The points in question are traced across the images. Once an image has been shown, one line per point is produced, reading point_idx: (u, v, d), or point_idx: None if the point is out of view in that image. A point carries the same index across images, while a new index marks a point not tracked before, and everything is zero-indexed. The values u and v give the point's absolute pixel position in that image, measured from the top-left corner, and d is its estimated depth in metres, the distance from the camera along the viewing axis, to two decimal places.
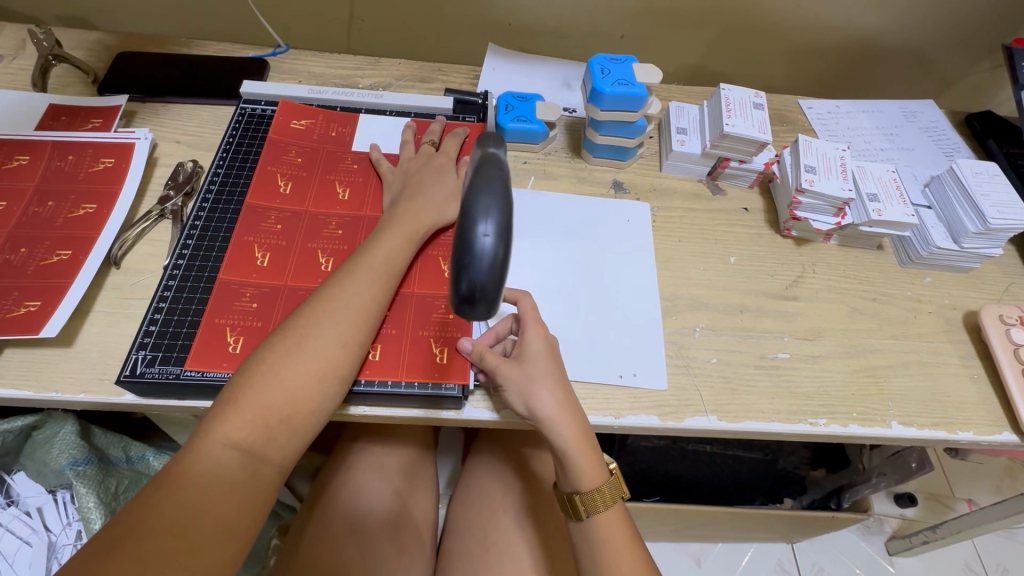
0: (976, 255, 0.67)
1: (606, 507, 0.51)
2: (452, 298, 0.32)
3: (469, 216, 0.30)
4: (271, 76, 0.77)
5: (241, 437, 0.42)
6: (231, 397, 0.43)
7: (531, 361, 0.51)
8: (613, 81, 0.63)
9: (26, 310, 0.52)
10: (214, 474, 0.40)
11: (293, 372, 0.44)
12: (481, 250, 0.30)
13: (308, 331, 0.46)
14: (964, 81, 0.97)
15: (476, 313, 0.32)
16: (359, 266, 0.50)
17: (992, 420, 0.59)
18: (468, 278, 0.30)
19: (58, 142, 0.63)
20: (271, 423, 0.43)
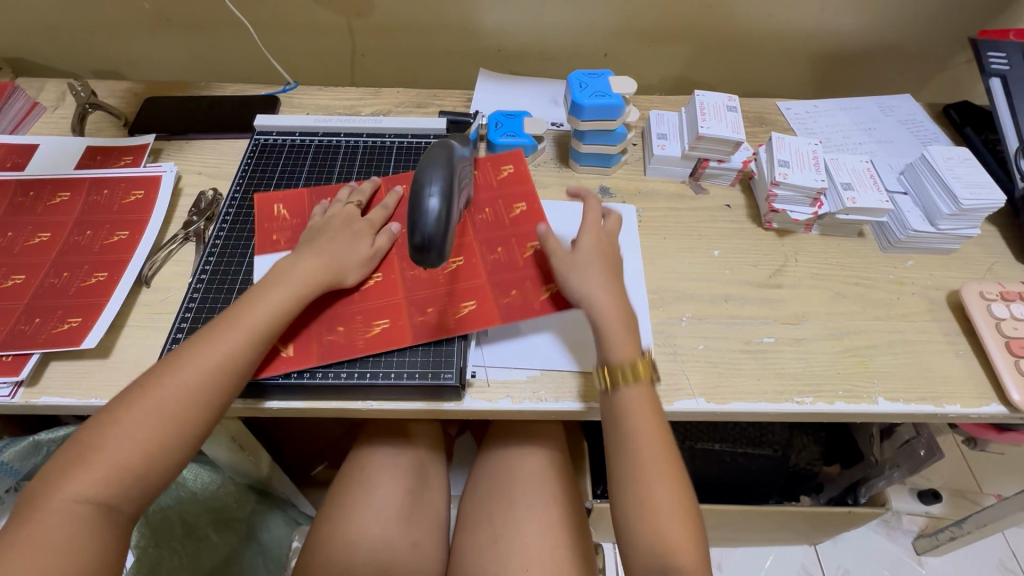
0: (954, 236, 0.69)
1: (633, 381, 0.53)
2: (410, 246, 0.46)
3: (419, 190, 0.47)
4: (282, 110, 0.84)
5: (92, 491, 0.43)
6: (81, 456, 0.45)
7: (583, 252, 0.59)
8: (590, 93, 0.69)
9: (69, 325, 0.58)
10: (84, 495, 0.43)
11: (128, 433, 0.45)
12: (428, 211, 0.46)
13: (161, 389, 0.47)
14: (943, 75, 1.00)
15: (429, 258, 0.46)
16: (246, 313, 0.52)
17: (979, 394, 0.60)
18: (421, 231, 0.45)
19: (95, 178, 0.70)
20: (127, 477, 0.45)
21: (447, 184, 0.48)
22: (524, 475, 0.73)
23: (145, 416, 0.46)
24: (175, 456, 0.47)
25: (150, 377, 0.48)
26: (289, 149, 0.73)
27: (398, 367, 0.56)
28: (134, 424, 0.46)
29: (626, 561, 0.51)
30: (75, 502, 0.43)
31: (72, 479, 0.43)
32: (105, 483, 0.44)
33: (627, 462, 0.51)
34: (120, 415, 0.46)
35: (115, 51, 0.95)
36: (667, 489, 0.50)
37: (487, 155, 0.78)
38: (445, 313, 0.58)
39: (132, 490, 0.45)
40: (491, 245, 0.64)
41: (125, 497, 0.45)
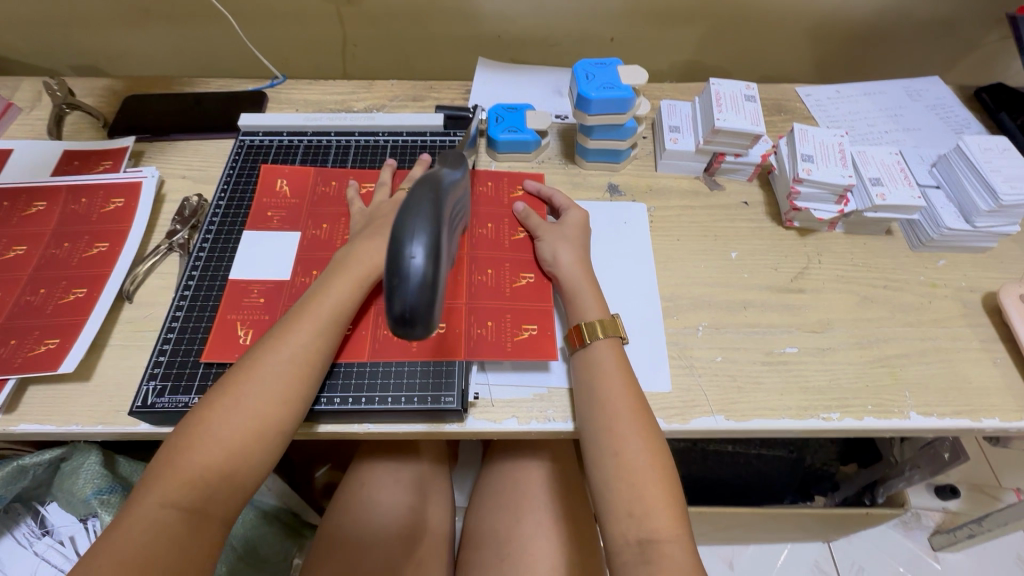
0: (991, 234, 0.64)
1: (605, 337, 0.53)
2: (389, 321, 0.33)
3: (399, 242, 0.32)
4: (270, 107, 0.79)
5: (179, 496, 0.41)
6: (169, 458, 0.42)
7: (566, 224, 0.62)
8: (598, 85, 0.64)
9: (46, 347, 0.54)
10: (170, 500, 0.40)
11: (222, 431, 0.43)
12: (410, 275, 0.32)
13: (248, 385, 0.45)
14: (973, 54, 0.94)
15: (416, 333, 0.34)
16: (307, 311, 0.50)
17: (1019, 406, 0.56)
18: (402, 303, 0.32)
19: (72, 186, 0.66)
20: (210, 480, 0.42)
21: (437, 229, 0.33)
22: (532, 491, 0.70)
23: (227, 416, 0.43)
24: (260, 457, 0.44)
25: (230, 376, 0.46)
26: (276, 150, 0.68)
27: (395, 390, 0.52)
28: (225, 423, 0.43)
29: (604, 531, 0.47)
30: (162, 507, 0.40)
31: (160, 483, 0.41)
32: (191, 487, 0.41)
33: (598, 415, 0.50)
34: (203, 416, 0.44)
35: (94, 46, 0.90)
36: (641, 445, 0.48)
37: (488, 153, 0.73)
38: (453, 327, 0.55)
39: (219, 494, 0.42)
40: (483, 266, 0.60)
41: (212, 502, 0.42)
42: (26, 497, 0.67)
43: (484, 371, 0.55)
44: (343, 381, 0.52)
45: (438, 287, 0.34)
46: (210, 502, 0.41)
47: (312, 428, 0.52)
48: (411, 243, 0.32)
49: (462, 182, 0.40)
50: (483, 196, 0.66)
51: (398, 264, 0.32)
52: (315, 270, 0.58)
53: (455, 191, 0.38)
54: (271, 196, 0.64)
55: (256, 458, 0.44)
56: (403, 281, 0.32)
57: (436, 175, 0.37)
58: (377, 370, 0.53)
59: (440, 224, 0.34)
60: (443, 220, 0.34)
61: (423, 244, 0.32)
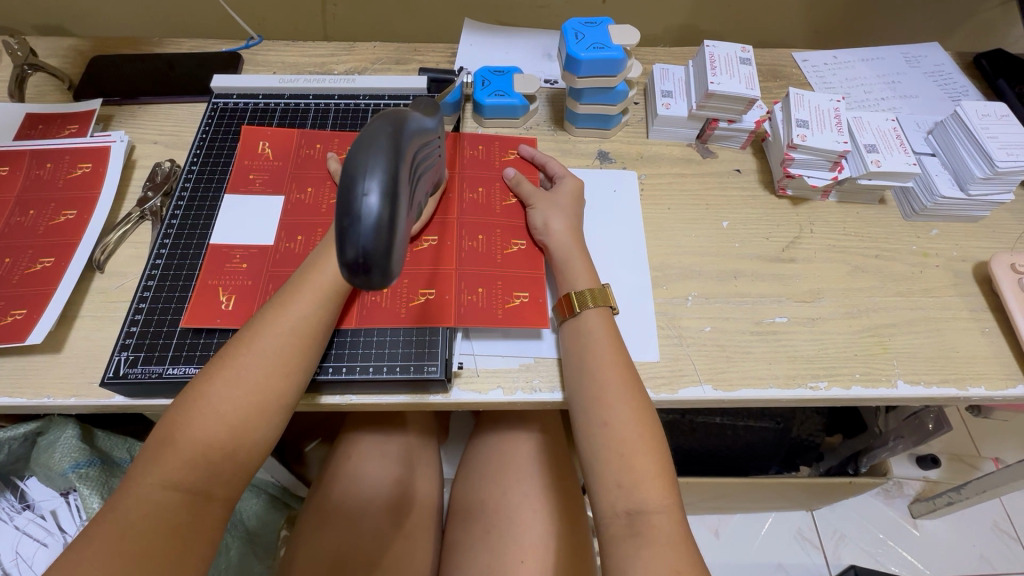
0: (985, 202, 0.63)
1: (595, 305, 0.52)
2: (343, 270, 0.32)
3: (354, 180, 0.31)
4: (246, 70, 0.76)
5: (183, 477, 0.39)
6: (168, 436, 0.40)
7: (556, 192, 0.60)
8: (588, 45, 0.61)
9: (13, 318, 0.52)
10: (174, 481, 0.39)
11: (225, 406, 0.41)
12: (364, 215, 0.31)
13: (247, 359, 0.43)
14: (973, 20, 0.92)
15: (372, 282, 0.32)
16: (307, 280, 0.47)
17: (1004, 374, 0.56)
18: (355, 243, 0.31)
19: (36, 150, 0.63)
20: (214, 459, 0.40)
21: (395, 170, 0.32)
22: (519, 462, 0.70)
23: (226, 391, 0.41)
24: (262, 434, 0.42)
25: (227, 350, 0.44)
26: (251, 113, 0.65)
27: (378, 359, 0.51)
28: (223, 398, 0.41)
29: (593, 502, 0.46)
30: (164, 488, 0.39)
31: (159, 463, 0.39)
32: (192, 466, 0.40)
33: (587, 387, 0.49)
34: (200, 392, 0.42)
35: (58, 5, 0.85)
36: (630, 415, 0.47)
37: (474, 119, 0.70)
38: (444, 293, 0.54)
39: (222, 475, 0.41)
40: (474, 231, 0.58)
41: (215, 483, 0.40)
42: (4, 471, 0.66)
43: (470, 340, 0.54)
44: (335, 350, 0.51)
45: (397, 233, 0.32)
46: (213, 484, 0.40)
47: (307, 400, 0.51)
48: (367, 180, 0.31)
49: (428, 137, 0.39)
50: (474, 160, 0.64)
51: (352, 204, 0.31)
52: (300, 235, 0.56)
53: (420, 143, 0.38)
54: (249, 159, 0.61)
55: (260, 436, 0.42)
56: (356, 223, 0.31)
57: (397, 114, 0.36)
58: (359, 340, 0.52)
59: (399, 166, 0.33)
60: (403, 163, 0.34)
61: (379, 181, 0.32)
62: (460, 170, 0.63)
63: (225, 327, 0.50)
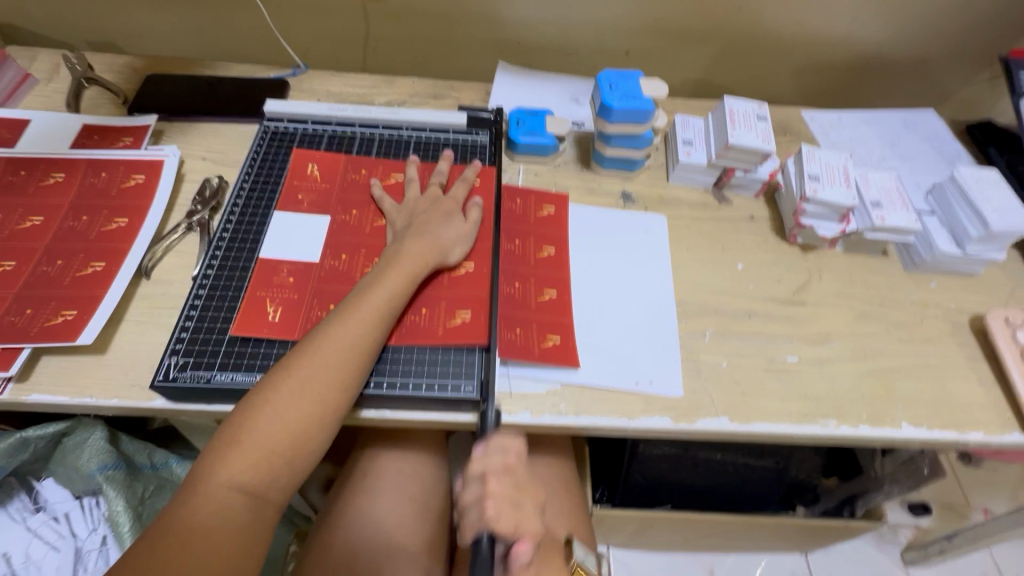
0: (980, 260, 0.68)
1: None
2: None
3: None
4: (292, 96, 0.80)
5: (248, 479, 0.41)
6: (234, 438, 0.42)
7: None
8: (620, 95, 0.66)
9: (63, 318, 0.54)
10: (241, 482, 0.41)
11: (293, 414, 0.44)
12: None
13: (310, 370, 0.45)
14: (964, 92, 0.99)
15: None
16: (368, 300, 0.51)
17: (1001, 421, 0.60)
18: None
19: (92, 159, 0.66)
20: (276, 463, 0.43)
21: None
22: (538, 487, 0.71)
23: (291, 400, 0.44)
24: (318, 443, 0.45)
25: (290, 360, 0.46)
26: (300, 137, 0.69)
27: (417, 376, 0.53)
28: (290, 407, 0.44)
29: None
30: (230, 488, 0.41)
31: (225, 464, 0.41)
32: (255, 469, 0.42)
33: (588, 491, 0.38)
34: (266, 399, 0.44)
35: (114, 24, 0.90)
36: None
37: (506, 154, 0.74)
38: (481, 316, 0.57)
39: (280, 479, 0.43)
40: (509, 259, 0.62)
41: (272, 487, 0.42)
42: (21, 470, 0.66)
43: (504, 363, 0.57)
44: (377, 366, 0.53)
45: None
46: (272, 488, 0.42)
47: (354, 414, 0.52)
48: None
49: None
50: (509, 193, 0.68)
51: None
52: (346, 254, 0.59)
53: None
54: (299, 180, 0.64)
55: (316, 444, 0.45)
56: None
57: None
58: (399, 357, 0.54)
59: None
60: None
61: None
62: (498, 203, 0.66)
63: (272, 337, 0.52)
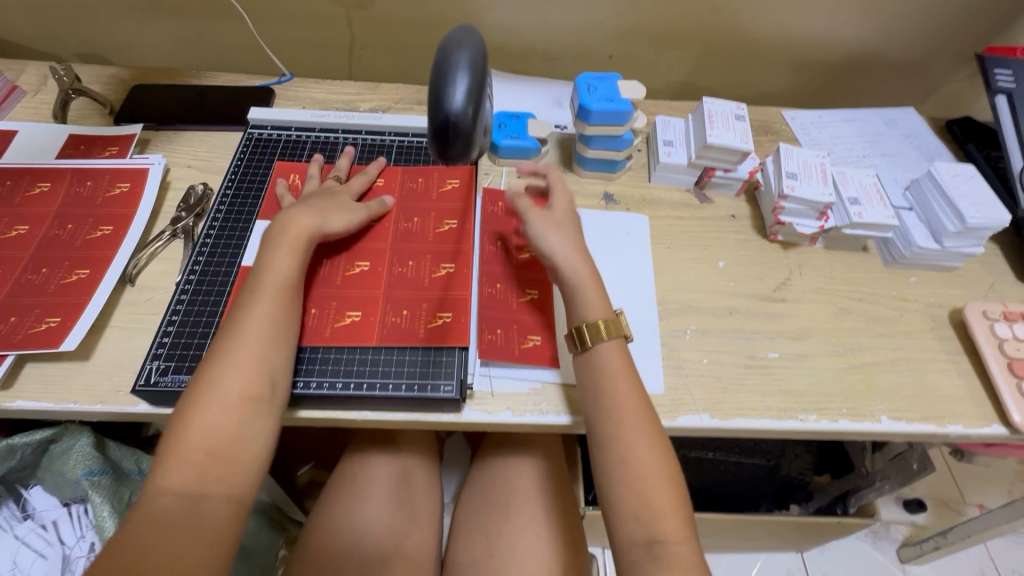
0: (958, 254, 0.69)
1: (609, 337, 0.54)
2: (433, 141, 0.38)
3: (447, 73, 0.37)
4: (277, 103, 0.81)
5: (183, 480, 0.42)
6: (166, 447, 0.43)
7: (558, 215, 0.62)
8: (599, 97, 0.67)
9: (47, 325, 0.55)
10: (177, 485, 0.42)
11: (212, 413, 0.44)
12: (455, 97, 0.36)
13: (226, 370, 0.46)
14: (945, 89, 1.00)
15: (456, 151, 0.38)
16: (276, 297, 0.51)
17: (980, 413, 0.60)
18: (447, 110, 0.37)
19: (77, 169, 0.67)
20: (210, 461, 0.43)
21: (481, 74, 0.38)
22: (525, 486, 0.71)
23: (241, 399, 0.45)
24: (252, 436, 0.45)
25: (244, 361, 0.47)
26: (284, 144, 0.70)
27: (396, 378, 0.54)
28: (212, 407, 0.45)
29: (613, 533, 0.49)
30: (168, 493, 0.41)
31: (161, 473, 0.42)
32: (188, 470, 0.42)
33: (605, 425, 0.51)
34: (189, 405, 0.45)
35: (102, 35, 0.91)
36: (649, 452, 0.50)
37: (489, 157, 0.75)
38: (460, 316, 0.57)
39: (219, 476, 0.43)
40: (488, 261, 0.62)
41: (213, 484, 0.43)
42: (9, 478, 0.66)
43: (485, 363, 0.57)
44: (356, 368, 0.54)
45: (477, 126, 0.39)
46: (225, 486, 0.43)
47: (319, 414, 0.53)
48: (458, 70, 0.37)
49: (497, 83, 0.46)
50: (487, 196, 0.68)
51: (445, 93, 0.37)
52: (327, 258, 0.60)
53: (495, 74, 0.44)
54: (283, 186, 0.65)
55: (269, 441, 0.45)
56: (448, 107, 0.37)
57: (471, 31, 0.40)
58: (378, 359, 0.55)
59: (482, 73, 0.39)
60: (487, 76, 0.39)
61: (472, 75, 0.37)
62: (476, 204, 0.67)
63: None
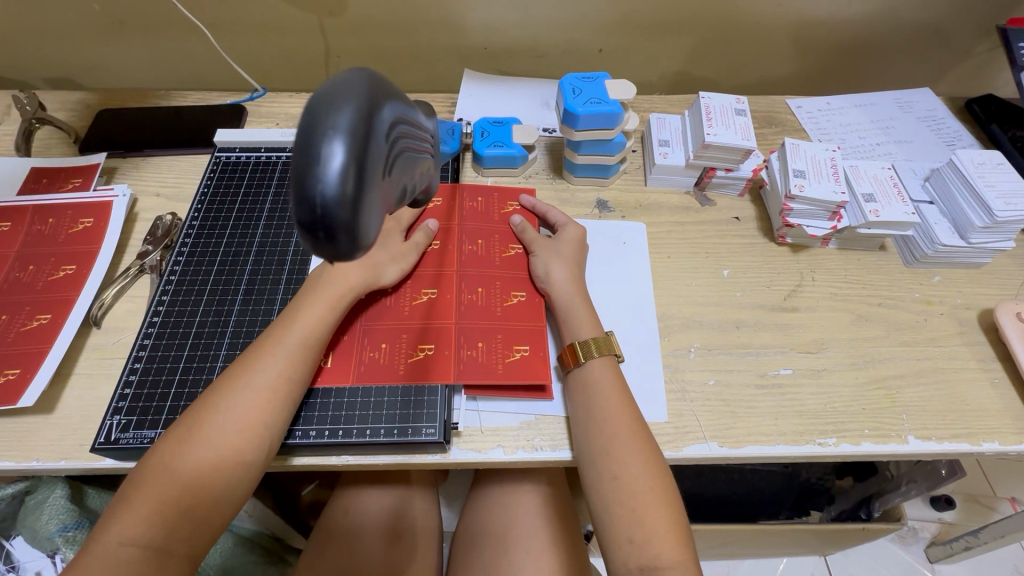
0: (986, 250, 0.63)
1: (601, 355, 0.52)
2: (303, 234, 0.25)
3: (313, 139, 0.24)
4: (249, 121, 0.77)
5: (141, 533, 0.39)
6: (129, 491, 0.40)
7: (561, 241, 0.60)
8: (585, 99, 0.62)
9: (6, 379, 0.52)
10: (134, 538, 0.38)
11: (188, 461, 0.41)
12: (327, 175, 0.24)
13: (213, 415, 0.43)
14: (963, 65, 0.93)
15: (338, 248, 0.25)
16: (275, 336, 0.48)
17: (1018, 428, 0.55)
18: (313, 197, 0.24)
19: (39, 205, 0.64)
20: (171, 514, 0.40)
21: (369, 137, 0.25)
22: (527, 516, 0.67)
23: (189, 449, 0.41)
24: (226, 491, 0.42)
25: (196, 407, 0.44)
26: (252, 168, 0.66)
27: (375, 421, 0.50)
28: (187, 454, 0.41)
29: (607, 559, 0.45)
30: (123, 544, 0.38)
31: (117, 520, 0.39)
32: (148, 523, 0.39)
33: (594, 441, 0.48)
34: (165, 449, 0.42)
35: (69, 59, 0.87)
36: (641, 468, 0.46)
37: (473, 169, 0.71)
38: (443, 348, 0.53)
39: (181, 531, 0.40)
40: (473, 284, 0.58)
41: (173, 540, 0.39)
42: None
43: (473, 398, 0.53)
44: (332, 410, 0.50)
45: (368, 207, 0.26)
46: (171, 541, 0.39)
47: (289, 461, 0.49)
48: (327, 131, 0.25)
49: (426, 137, 0.34)
50: (473, 212, 0.64)
51: (309, 169, 0.24)
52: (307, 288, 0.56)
53: (417, 128, 0.31)
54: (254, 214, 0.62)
55: (219, 493, 0.41)
56: (316, 188, 0.24)
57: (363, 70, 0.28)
58: (356, 400, 0.51)
59: (373, 132, 0.26)
60: (384, 137, 0.27)
61: (352, 135, 0.25)
62: (460, 222, 0.63)
63: None
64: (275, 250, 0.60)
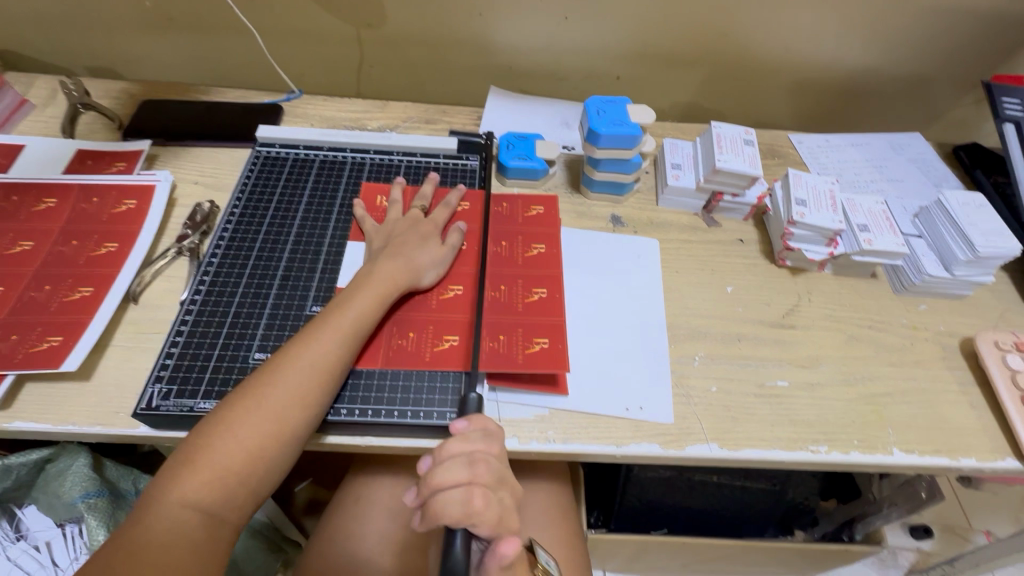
0: (967, 283, 0.68)
1: None
2: None
3: None
4: (285, 120, 0.81)
5: (203, 497, 0.41)
6: (189, 456, 0.42)
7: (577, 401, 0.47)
8: (609, 121, 0.67)
9: (48, 345, 0.54)
10: (196, 501, 0.41)
11: (249, 431, 0.44)
12: None
13: (270, 390, 0.46)
14: (951, 115, 1.00)
15: None
16: (328, 322, 0.51)
17: (993, 446, 0.59)
18: None
19: (84, 185, 0.67)
20: (230, 482, 0.42)
21: None
22: None
23: (251, 420, 0.44)
24: (276, 463, 0.45)
25: (252, 381, 0.47)
26: (292, 163, 0.70)
27: (403, 404, 0.53)
28: (246, 424, 0.44)
29: None
30: (186, 506, 0.40)
31: (177, 483, 0.41)
32: (209, 487, 0.41)
33: None
34: (223, 417, 0.44)
35: (113, 50, 0.91)
36: None
37: (497, 178, 0.75)
38: (469, 340, 0.57)
39: (236, 499, 0.42)
40: (496, 282, 0.62)
41: (229, 507, 0.42)
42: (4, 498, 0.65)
43: (493, 388, 0.56)
44: (361, 391, 0.53)
45: None
46: (226, 507, 0.42)
47: (319, 439, 0.52)
48: None
49: None
50: (497, 216, 0.68)
51: None
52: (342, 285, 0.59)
53: None
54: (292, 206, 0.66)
55: (273, 464, 0.44)
56: None
57: None
58: (384, 383, 0.54)
59: None
60: None
61: None
62: (486, 226, 0.67)
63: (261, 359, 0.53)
64: (311, 240, 0.63)
